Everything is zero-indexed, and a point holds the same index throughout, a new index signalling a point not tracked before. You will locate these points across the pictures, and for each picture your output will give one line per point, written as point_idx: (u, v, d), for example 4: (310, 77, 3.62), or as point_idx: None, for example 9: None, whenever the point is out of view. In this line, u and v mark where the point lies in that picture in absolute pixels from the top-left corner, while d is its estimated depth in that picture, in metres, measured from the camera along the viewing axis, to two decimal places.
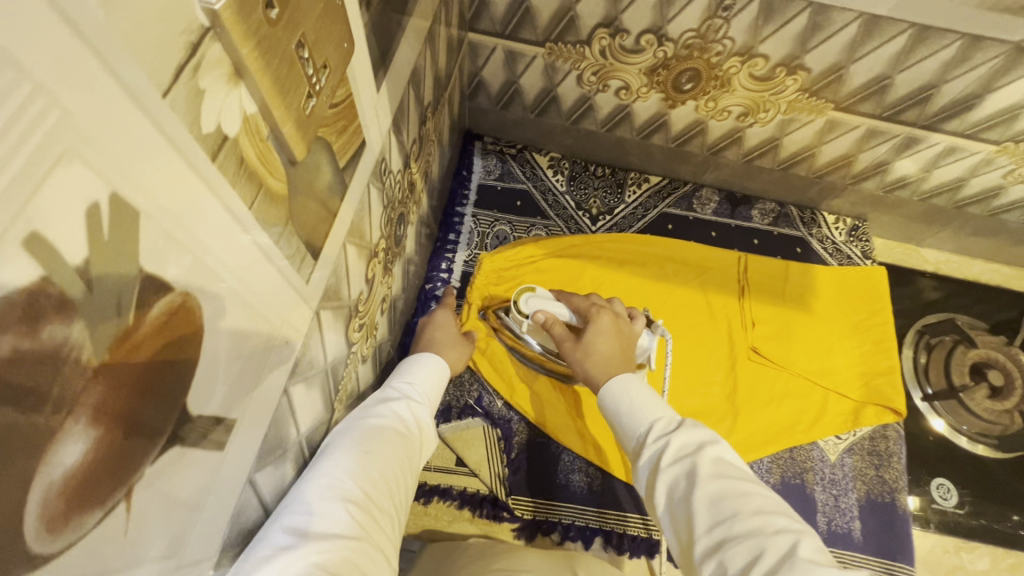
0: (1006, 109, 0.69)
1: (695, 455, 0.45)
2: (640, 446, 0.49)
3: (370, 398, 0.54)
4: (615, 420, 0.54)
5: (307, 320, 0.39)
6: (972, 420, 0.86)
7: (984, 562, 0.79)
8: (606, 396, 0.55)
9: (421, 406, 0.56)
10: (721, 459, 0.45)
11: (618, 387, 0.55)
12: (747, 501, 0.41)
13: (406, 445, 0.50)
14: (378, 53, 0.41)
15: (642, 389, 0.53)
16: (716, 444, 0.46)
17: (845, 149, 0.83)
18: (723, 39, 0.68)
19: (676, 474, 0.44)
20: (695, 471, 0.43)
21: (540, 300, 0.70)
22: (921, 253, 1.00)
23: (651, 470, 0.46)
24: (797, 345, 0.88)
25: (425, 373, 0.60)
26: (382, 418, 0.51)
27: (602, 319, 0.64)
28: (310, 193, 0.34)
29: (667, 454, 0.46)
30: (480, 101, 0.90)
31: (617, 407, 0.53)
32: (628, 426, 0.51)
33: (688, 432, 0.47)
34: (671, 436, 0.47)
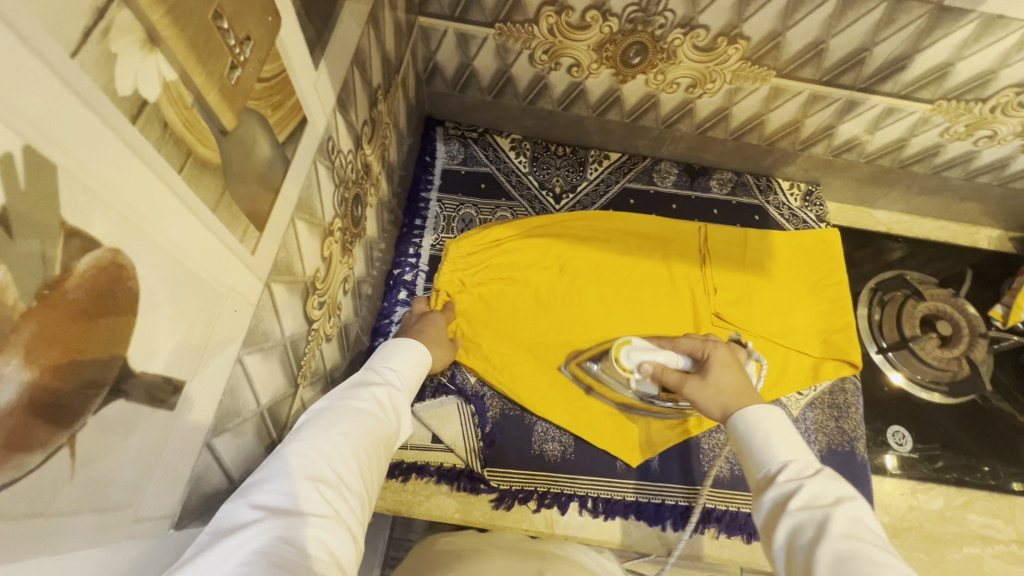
0: (936, 67, 0.73)
1: (828, 507, 0.42)
2: (769, 483, 0.47)
3: (349, 381, 0.54)
4: (746, 454, 0.51)
5: (257, 290, 0.40)
6: (924, 369, 0.90)
7: (939, 501, 0.84)
8: (738, 423, 0.53)
9: (403, 390, 0.55)
10: (859, 521, 0.41)
11: (754, 417, 0.52)
12: (878, 571, 0.37)
13: (385, 426, 0.49)
14: (313, 30, 0.42)
15: (782, 424, 0.51)
16: (856, 505, 0.42)
17: (792, 115, 0.86)
18: (664, 12, 0.70)
19: (803, 520, 0.42)
20: (826, 523, 0.40)
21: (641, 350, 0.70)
22: (873, 214, 1.05)
23: (774, 510, 0.44)
24: (758, 308, 0.90)
25: (407, 358, 0.60)
26: (362, 397, 0.50)
27: (719, 353, 0.63)
28: (249, 164, 0.35)
29: (797, 497, 0.43)
30: (437, 86, 0.91)
31: (749, 437, 0.51)
32: (759, 459, 0.49)
33: (825, 483, 0.44)
34: (806, 480, 0.44)
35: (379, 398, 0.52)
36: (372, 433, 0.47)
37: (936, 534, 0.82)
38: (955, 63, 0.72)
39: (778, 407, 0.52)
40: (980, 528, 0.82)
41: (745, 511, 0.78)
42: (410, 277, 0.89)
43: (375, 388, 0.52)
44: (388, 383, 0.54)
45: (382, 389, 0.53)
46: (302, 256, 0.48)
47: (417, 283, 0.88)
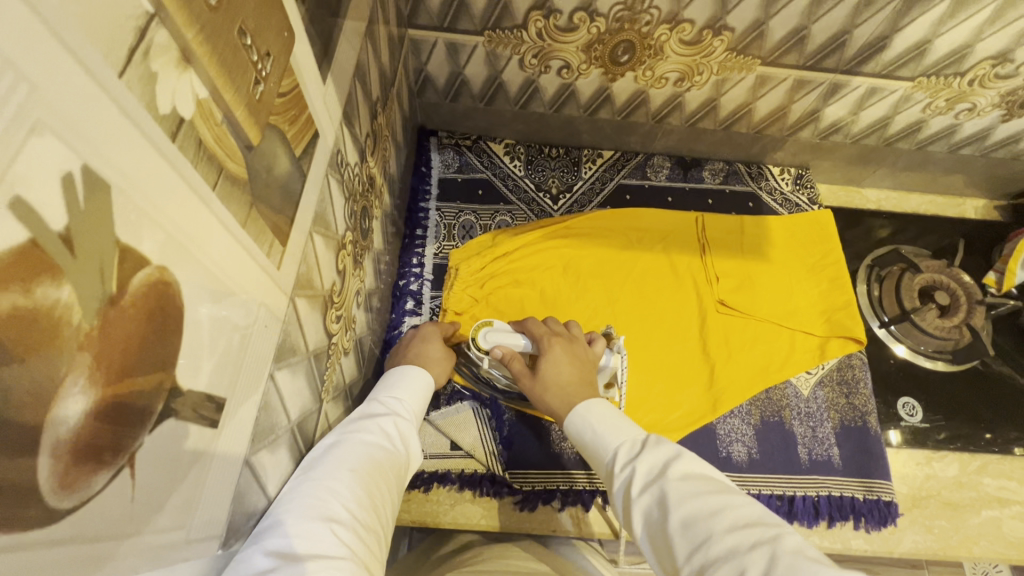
0: (915, 45, 0.75)
1: (660, 479, 0.45)
2: (613, 477, 0.49)
3: (355, 415, 0.54)
4: (585, 450, 0.55)
5: (284, 305, 0.40)
6: (927, 340, 0.92)
7: (954, 468, 0.84)
8: (570, 426, 0.56)
9: (407, 420, 0.56)
10: (688, 474, 0.45)
11: (580, 417, 0.56)
12: (719, 519, 0.40)
13: (394, 458, 0.50)
14: (320, 45, 0.43)
15: (603, 414, 0.55)
16: (680, 464, 0.46)
17: (778, 102, 0.88)
18: (650, 9, 0.72)
19: (646, 501, 0.45)
20: (663, 496, 0.44)
21: (494, 333, 0.69)
22: (862, 193, 1.07)
23: (627, 502, 0.47)
24: (761, 293, 0.92)
25: (407, 388, 0.61)
26: (369, 433, 0.51)
27: (555, 349, 0.65)
28: (271, 179, 0.36)
29: (637, 482, 0.46)
30: (429, 96, 0.92)
31: (583, 438, 0.54)
32: (596, 454, 0.52)
33: (651, 454, 0.47)
34: (636, 461, 0.48)
35: (385, 431, 0.52)
36: (382, 467, 0.48)
37: (955, 500, 0.81)
38: (932, 40, 0.74)
39: (599, 400, 0.57)
40: (996, 491, 0.82)
41: (765, 492, 0.78)
42: (415, 287, 0.89)
43: (381, 421, 0.53)
44: (393, 414, 0.55)
45: (389, 422, 0.53)
46: (320, 269, 0.48)
47: (423, 293, 0.89)
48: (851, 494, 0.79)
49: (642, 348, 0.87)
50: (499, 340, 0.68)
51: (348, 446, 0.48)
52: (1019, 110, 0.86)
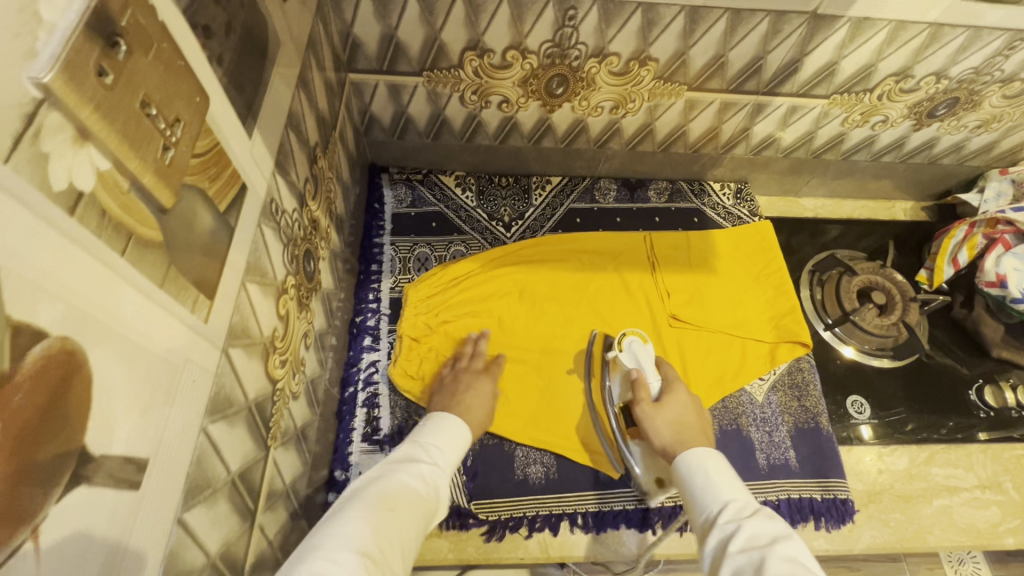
0: (823, 67, 0.81)
1: (764, 548, 0.48)
2: (711, 528, 0.54)
3: (398, 457, 0.63)
4: (690, 496, 0.60)
5: (214, 358, 0.41)
6: (869, 338, 0.96)
7: (904, 460, 0.88)
8: (681, 466, 0.63)
9: (443, 469, 0.65)
10: (790, 554, 0.47)
11: (696, 461, 0.62)
12: None
13: (425, 508, 0.58)
14: (243, 102, 0.44)
15: (720, 471, 0.60)
16: (788, 542, 0.49)
17: (709, 123, 0.93)
18: (577, 45, 0.76)
19: (742, 561, 0.48)
20: (761, 563, 0.47)
21: (638, 351, 0.83)
22: (800, 203, 1.13)
23: (720, 557, 0.51)
24: (711, 305, 0.95)
25: (447, 437, 0.69)
26: (411, 478, 0.60)
27: (678, 393, 0.77)
28: (192, 237, 0.36)
29: (738, 542, 0.50)
30: (376, 135, 0.94)
31: (691, 485, 0.61)
32: (702, 502, 0.58)
33: (761, 525, 0.51)
34: (742, 522, 0.52)
35: (420, 478, 0.60)
36: (416, 511, 0.56)
37: (908, 492, 0.85)
38: (838, 62, 0.80)
39: (717, 454, 0.63)
40: (944, 480, 0.86)
41: None
42: (373, 323, 0.89)
43: (421, 468, 0.62)
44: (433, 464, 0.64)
45: (428, 470, 0.62)
46: (256, 317, 0.48)
47: (381, 328, 0.89)
48: (810, 496, 0.81)
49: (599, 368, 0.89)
50: (641, 361, 0.83)
51: (385, 489, 0.56)
52: (927, 120, 0.93)
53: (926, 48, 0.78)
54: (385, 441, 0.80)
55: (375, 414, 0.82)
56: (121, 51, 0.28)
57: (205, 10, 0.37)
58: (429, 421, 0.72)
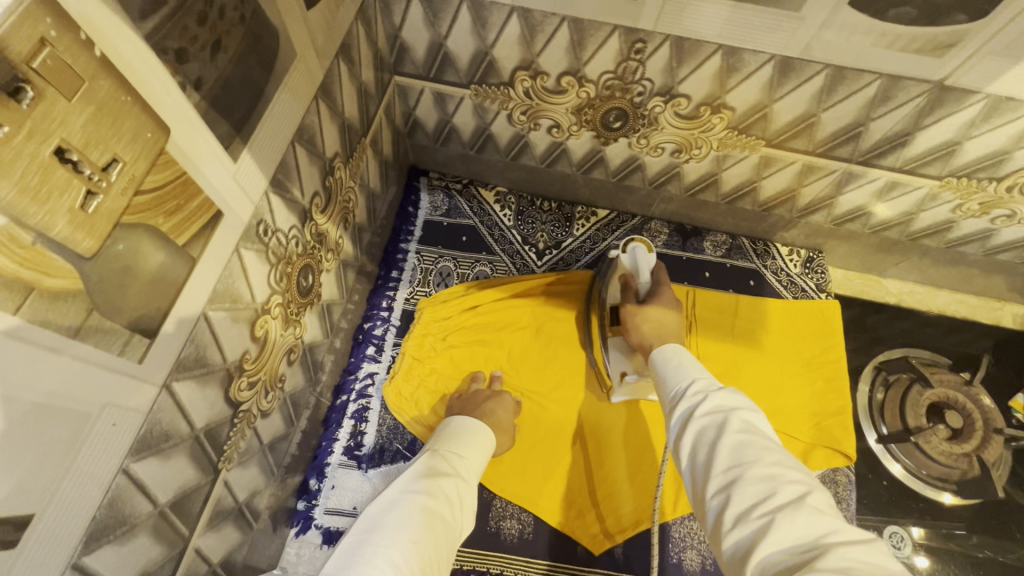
0: (940, 146, 0.67)
1: (727, 412, 0.47)
2: (678, 401, 0.52)
3: (424, 468, 0.59)
4: (660, 377, 0.58)
5: (150, 395, 0.39)
6: (930, 465, 0.82)
7: None
8: (657, 356, 0.60)
9: (468, 482, 0.60)
10: (751, 422, 0.46)
11: (669, 353, 0.59)
12: (766, 454, 0.42)
13: (449, 527, 0.53)
14: (229, 125, 0.41)
15: (691, 357, 0.58)
16: (749, 410, 0.47)
17: (786, 183, 0.80)
18: (642, 80, 0.67)
19: (706, 422, 0.47)
20: (724, 423, 0.46)
21: (640, 256, 0.74)
22: (883, 285, 0.97)
23: (683, 424, 0.49)
24: (746, 384, 0.85)
25: (472, 445, 0.65)
26: (431, 493, 0.55)
27: (668, 295, 0.71)
28: (131, 279, 0.34)
29: (703, 407, 0.48)
30: (419, 138, 0.90)
31: (664, 368, 0.58)
32: (670, 380, 0.55)
33: (727, 394, 0.49)
34: (710, 392, 0.50)
35: (447, 495, 0.56)
36: (441, 534, 0.52)
37: None
38: (962, 142, 0.65)
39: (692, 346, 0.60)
40: None
41: None
42: (379, 332, 0.86)
43: (443, 483, 0.57)
44: (457, 475, 0.60)
45: (450, 483, 0.58)
46: (219, 344, 0.46)
47: (386, 339, 0.86)
48: None
49: (605, 425, 0.82)
50: (638, 263, 0.74)
51: (412, 513, 0.52)
52: None
53: None
54: (364, 458, 0.77)
55: (361, 428, 0.79)
56: (28, 97, 0.25)
57: (182, 33, 0.34)
58: (447, 426, 0.67)
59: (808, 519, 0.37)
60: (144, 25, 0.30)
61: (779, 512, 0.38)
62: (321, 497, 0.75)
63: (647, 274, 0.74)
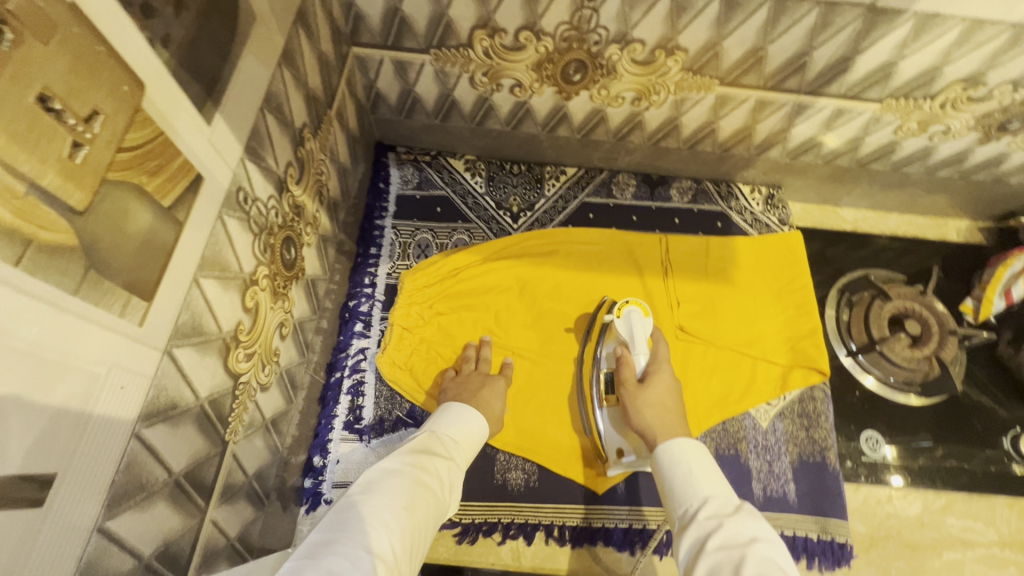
0: (879, 68, 0.71)
1: (742, 547, 0.45)
2: (690, 523, 0.50)
3: (419, 445, 0.61)
4: (666, 487, 0.57)
5: (154, 360, 0.39)
6: (897, 371, 0.88)
7: (916, 506, 0.82)
8: (663, 457, 0.59)
9: (459, 465, 0.62)
10: (768, 556, 0.44)
11: (677, 450, 0.59)
12: None
13: (439, 505, 0.56)
14: (199, 86, 0.41)
15: (704, 464, 0.57)
16: (768, 544, 0.45)
17: (742, 122, 0.84)
18: (597, 29, 0.69)
19: (720, 556, 0.45)
20: (740, 561, 0.43)
21: (634, 320, 0.79)
22: (839, 214, 1.03)
23: (695, 552, 0.47)
24: (724, 319, 0.89)
25: (464, 431, 0.67)
26: (426, 470, 0.57)
27: (664, 375, 0.74)
28: (122, 237, 0.34)
29: (716, 539, 0.47)
30: (383, 112, 0.89)
31: (674, 481, 0.57)
32: (680, 501, 0.54)
33: (741, 525, 0.47)
34: (724, 520, 0.48)
35: (440, 474, 0.58)
36: (432, 506, 0.54)
37: (915, 541, 0.80)
38: (898, 62, 0.70)
39: (703, 449, 0.59)
40: (959, 532, 0.80)
41: None
42: (365, 309, 0.86)
43: (437, 461, 0.59)
44: (451, 459, 0.62)
45: (444, 465, 0.60)
46: (213, 313, 0.46)
47: (373, 315, 0.86)
48: (805, 534, 0.77)
49: None
50: (635, 335, 0.78)
51: (407, 482, 0.54)
52: (996, 133, 0.81)
53: (1005, 52, 0.67)
54: (365, 430, 0.78)
55: (359, 402, 0.80)
56: (8, 40, 0.25)
57: None
58: (444, 412, 0.69)
59: None
60: None
61: None
62: (327, 472, 0.76)
63: (642, 346, 0.78)
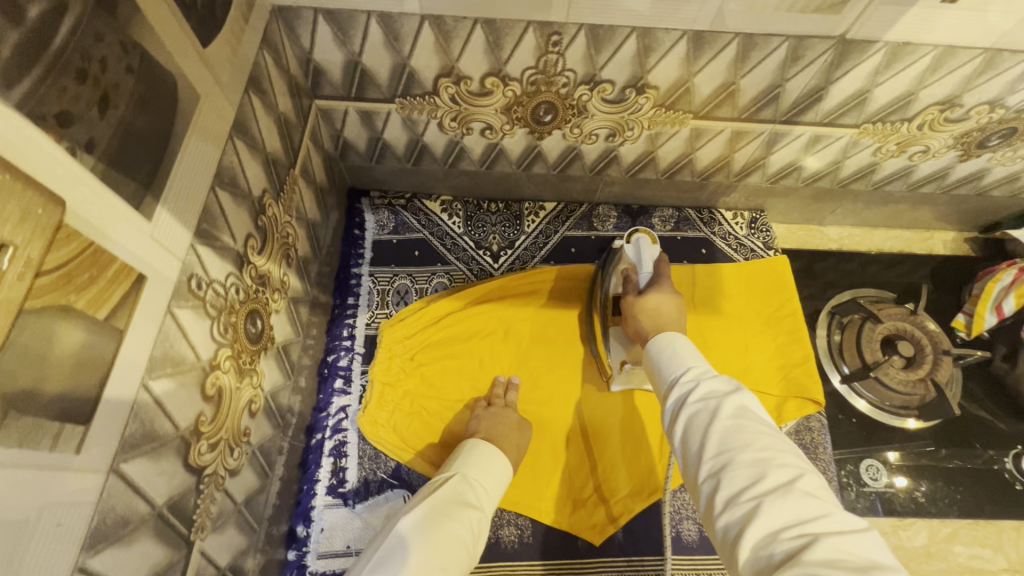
0: (853, 95, 0.70)
1: (722, 397, 0.49)
2: (672, 387, 0.54)
3: (448, 492, 0.63)
4: (654, 364, 0.60)
5: (98, 483, 0.36)
6: (892, 395, 0.85)
7: (922, 536, 0.79)
8: (652, 349, 0.61)
9: (485, 512, 0.64)
10: (746, 408, 0.48)
11: (663, 342, 0.60)
12: (759, 441, 0.45)
13: (469, 556, 0.58)
14: (135, 182, 0.38)
15: (686, 345, 0.59)
16: (746, 395, 0.49)
17: (719, 152, 0.82)
18: (565, 71, 0.67)
19: (699, 408, 0.49)
20: (717, 408, 0.48)
21: (643, 246, 0.76)
22: (823, 233, 1.02)
23: (677, 408, 0.52)
24: (714, 350, 0.87)
25: (492, 476, 0.68)
26: (460, 522, 0.60)
27: (667, 289, 0.71)
28: (46, 365, 0.31)
29: (695, 394, 0.51)
30: (353, 159, 0.87)
31: (660, 356, 0.59)
32: (665, 369, 0.57)
33: (719, 383, 0.51)
34: (702, 381, 0.52)
35: (470, 525, 0.60)
36: (463, 557, 0.57)
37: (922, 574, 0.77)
38: (872, 89, 0.69)
39: (686, 336, 0.60)
40: (967, 561, 0.78)
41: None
42: (345, 363, 0.83)
43: (467, 513, 0.61)
44: (479, 509, 0.63)
45: (475, 514, 0.62)
46: (167, 413, 0.43)
47: (353, 369, 0.83)
48: None
49: (602, 427, 0.82)
50: (642, 257, 0.76)
51: (437, 534, 0.57)
52: (976, 150, 0.80)
53: (979, 76, 0.66)
54: (349, 494, 0.75)
55: (342, 464, 0.77)
56: None
57: (58, 95, 0.31)
58: (470, 449, 0.70)
59: (796, 504, 0.40)
60: (12, 91, 0.28)
61: (768, 499, 0.41)
62: (311, 542, 0.73)
63: (650, 263, 0.75)
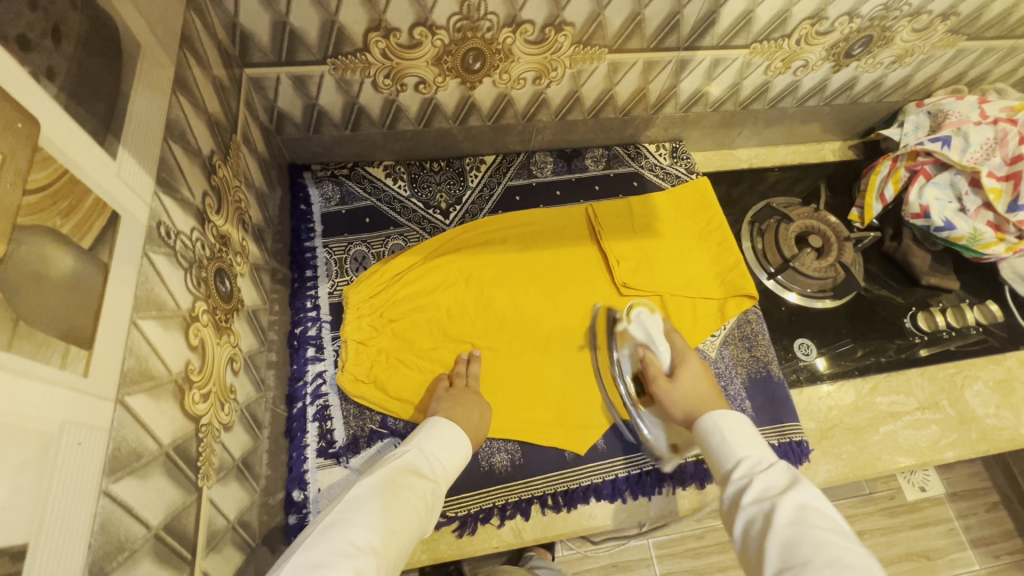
0: (739, 17, 0.79)
1: (775, 498, 0.52)
2: (729, 482, 0.58)
3: (404, 464, 0.63)
4: (710, 452, 0.64)
5: (108, 411, 0.37)
6: (810, 282, 0.99)
7: (850, 395, 0.91)
8: (704, 422, 0.66)
9: (440, 486, 0.64)
10: (806, 507, 0.50)
11: (713, 420, 0.65)
12: (818, 549, 0.46)
13: (419, 524, 0.58)
14: (95, 118, 0.39)
15: (743, 427, 0.63)
16: (804, 494, 0.52)
17: (635, 85, 0.90)
18: (488, 15, 0.71)
19: (753, 510, 0.53)
20: (774, 514, 0.50)
21: (646, 320, 0.88)
22: (735, 155, 1.14)
23: (735, 504, 0.56)
24: (659, 268, 0.95)
25: (450, 450, 0.69)
26: (413, 491, 0.60)
27: (691, 365, 0.80)
28: (44, 283, 0.32)
29: (749, 496, 0.54)
30: (290, 132, 0.87)
31: (710, 443, 0.64)
32: (719, 458, 0.62)
33: (774, 481, 0.55)
34: (755, 476, 0.56)
35: (422, 494, 0.61)
36: (412, 524, 0.57)
37: (856, 424, 0.89)
38: (754, 10, 0.79)
39: (742, 414, 0.65)
40: (888, 407, 0.90)
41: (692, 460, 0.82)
42: (314, 332, 0.84)
43: (422, 482, 0.62)
44: (434, 481, 0.64)
45: (430, 485, 0.62)
46: (159, 354, 0.44)
47: (324, 337, 0.84)
48: (767, 443, 0.84)
49: (570, 352, 0.88)
50: (650, 332, 0.87)
51: (390, 501, 0.57)
52: (845, 60, 0.93)
53: None
54: (341, 452, 0.77)
55: (328, 426, 0.78)
56: None
57: (15, 17, 0.32)
58: (430, 427, 0.71)
59: None
60: None
61: None
62: (311, 503, 0.74)
63: (662, 342, 0.86)
